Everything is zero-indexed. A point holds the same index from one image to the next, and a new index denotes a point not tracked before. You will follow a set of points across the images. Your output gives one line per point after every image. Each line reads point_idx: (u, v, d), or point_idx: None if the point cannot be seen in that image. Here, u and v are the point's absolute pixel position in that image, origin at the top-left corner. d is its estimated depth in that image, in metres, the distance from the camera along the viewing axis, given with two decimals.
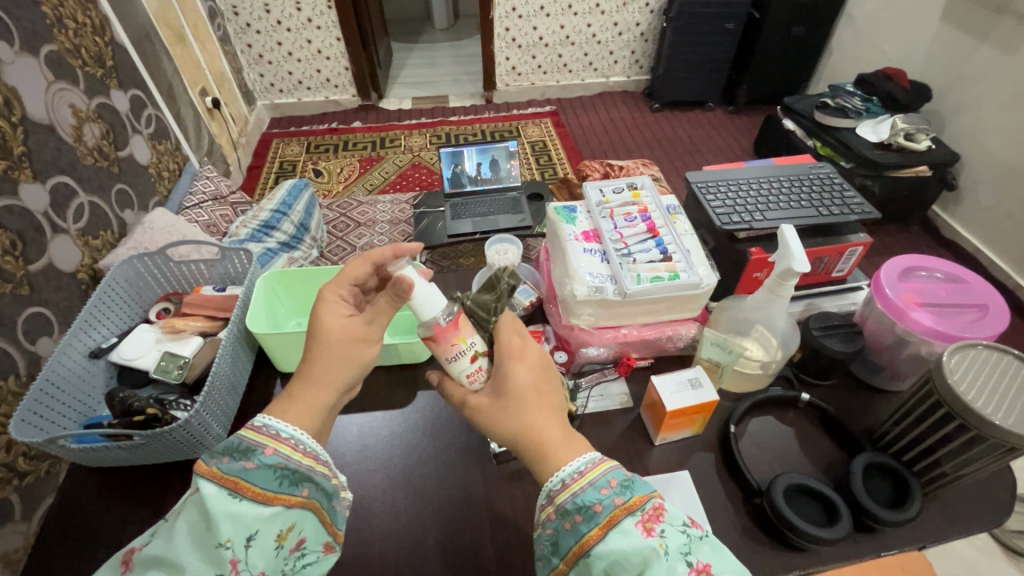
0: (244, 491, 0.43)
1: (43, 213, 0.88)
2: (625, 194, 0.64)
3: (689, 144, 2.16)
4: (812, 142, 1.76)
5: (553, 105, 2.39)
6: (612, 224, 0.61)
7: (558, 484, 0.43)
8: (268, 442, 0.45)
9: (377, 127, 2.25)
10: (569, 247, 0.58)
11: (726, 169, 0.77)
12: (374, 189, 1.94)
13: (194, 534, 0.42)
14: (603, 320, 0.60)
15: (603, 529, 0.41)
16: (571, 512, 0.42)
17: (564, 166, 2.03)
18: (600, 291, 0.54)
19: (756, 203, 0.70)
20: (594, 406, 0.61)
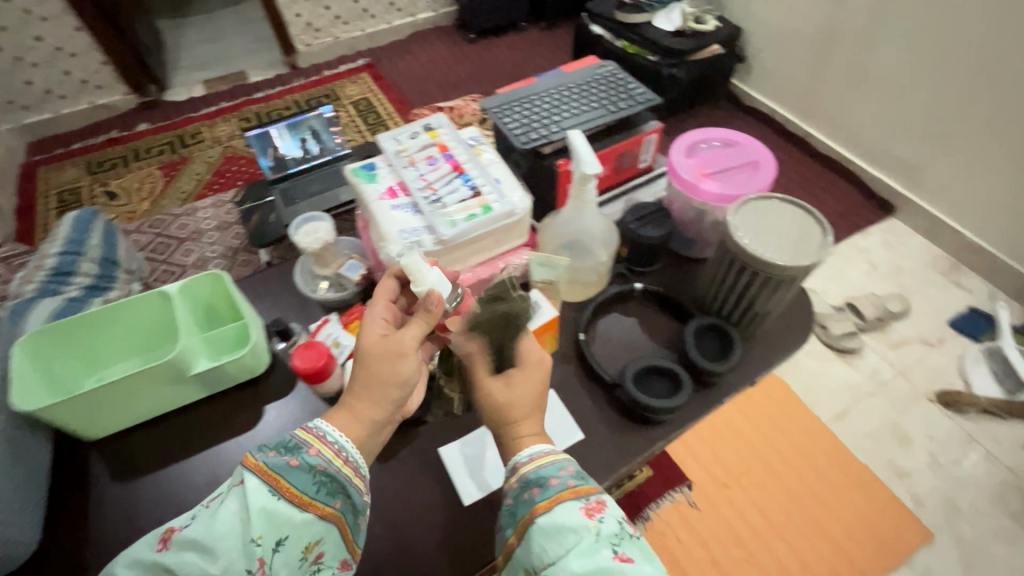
0: (285, 488, 0.51)
1: None
2: (422, 136, 0.64)
3: (512, 70, 2.15)
4: (620, 42, 1.82)
5: (366, 57, 2.22)
6: (416, 172, 0.61)
7: (527, 457, 0.52)
8: (314, 445, 0.54)
9: (169, 125, 1.93)
10: (375, 209, 0.59)
11: (520, 87, 0.76)
12: (188, 196, 1.69)
13: (231, 527, 0.48)
14: (433, 275, 0.60)
15: (551, 502, 0.49)
16: (531, 482, 0.50)
17: (395, 120, 1.92)
18: (419, 245, 0.56)
19: (551, 116, 0.72)
20: None
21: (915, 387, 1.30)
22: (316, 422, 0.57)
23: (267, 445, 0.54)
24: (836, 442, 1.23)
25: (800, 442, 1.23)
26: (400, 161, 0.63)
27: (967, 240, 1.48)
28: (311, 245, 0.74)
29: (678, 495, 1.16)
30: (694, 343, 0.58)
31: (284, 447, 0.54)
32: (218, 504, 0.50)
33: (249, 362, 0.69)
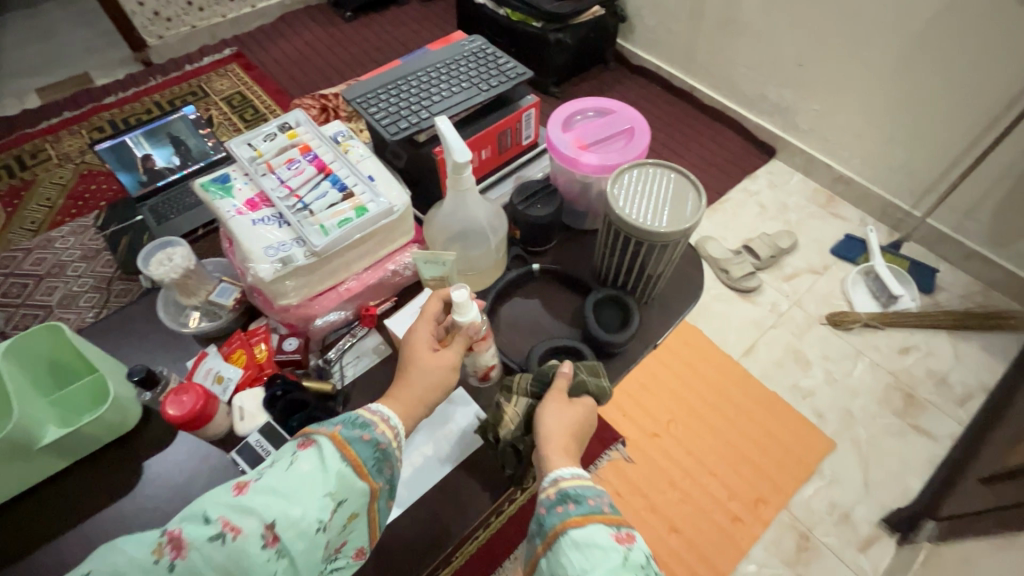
0: (352, 459, 0.52)
1: None
2: (279, 138, 0.67)
3: (398, 48, 2.04)
4: (503, 11, 1.76)
5: (233, 46, 2.01)
6: (277, 179, 0.64)
7: (566, 475, 0.52)
8: (379, 424, 0.56)
9: (3, 145, 1.66)
10: (236, 225, 0.60)
11: (382, 75, 0.73)
12: (41, 225, 1.47)
13: (308, 482, 0.49)
14: (312, 287, 0.64)
15: (583, 518, 0.48)
16: (567, 497, 0.50)
17: (276, 114, 1.77)
18: (291, 260, 0.59)
19: (418, 101, 0.69)
20: (353, 371, 0.68)
21: (809, 314, 1.42)
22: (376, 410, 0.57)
23: (338, 420, 0.55)
24: (748, 375, 1.33)
25: (718, 381, 1.32)
26: (257, 168, 0.65)
27: (839, 173, 1.62)
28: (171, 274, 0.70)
29: (614, 453, 1.22)
30: (594, 317, 0.63)
31: (354, 424, 0.55)
32: (293, 463, 0.50)
33: (115, 419, 0.64)
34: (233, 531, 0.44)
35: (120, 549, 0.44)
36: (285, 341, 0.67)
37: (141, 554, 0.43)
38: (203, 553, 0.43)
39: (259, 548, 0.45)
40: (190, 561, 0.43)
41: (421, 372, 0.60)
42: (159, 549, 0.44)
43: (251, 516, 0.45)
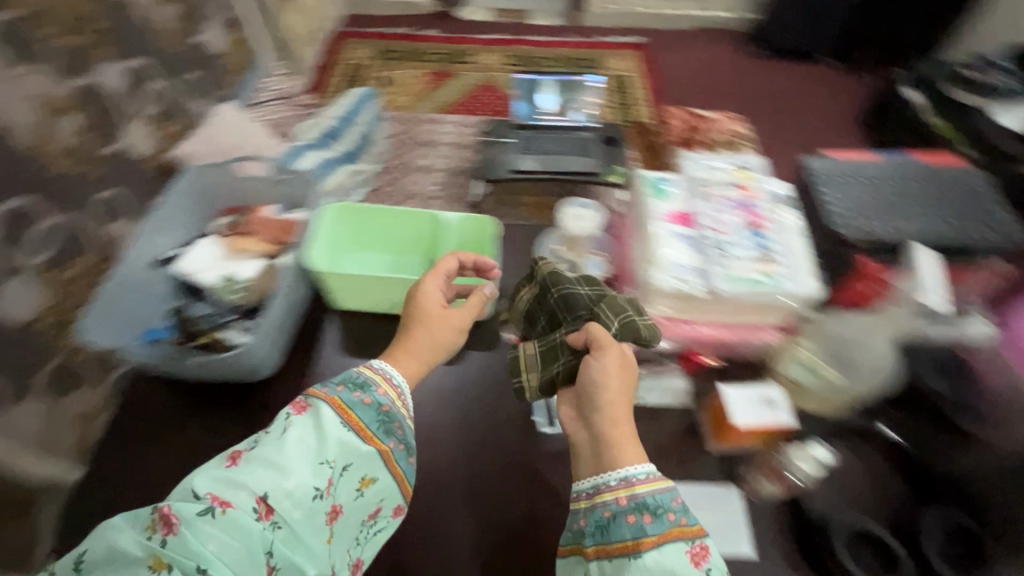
0: (352, 422, 0.74)
1: (120, 93, 1.06)
2: (732, 181, 0.97)
3: (789, 102, 1.93)
4: (935, 119, 1.51)
5: (644, 37, 2.16)
6: (707, 216, 0.91)
7: (640, 477, 0.70)
8: (381, 385, 0.77)
9: (452, 38, 2.11)
10: (663, 230, 0.89)
11: (857, 169, 1.10)
12: (441, 107, 1.85)
13: (303, 454, 0.71)
14: (685, 313, 0.89)
15: (659, 539, 0.66)
16: (645, 510, 0.68)
17: (645, 108, 1.86)
18: (687, 283, 0.84)
19: (881, 203, 1.04)
20: (650, 398, 0.89)
21: None
22: (383, 362, 0.81)
23: (337, 380, 0.77)
24: None
25: None
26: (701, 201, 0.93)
27: None
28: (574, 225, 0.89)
29: None
30: (932, 538, 0.75)
31: (302, 399, 0.76)
32: (286, 432, 0.72)
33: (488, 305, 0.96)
34: (223, 504, 0.65)
35: (115, 526, 0.65)
36: (619, 336, 0.91)
37: (138, 536, 0.63)
38: (192, 529, 0.63)
39: (254, 518, 0.65)
40: (224, 512, 0.65)
41: (432, 326, 0.82)
42: (151, 526, 0.64)
43: (238, 494, 0.66)
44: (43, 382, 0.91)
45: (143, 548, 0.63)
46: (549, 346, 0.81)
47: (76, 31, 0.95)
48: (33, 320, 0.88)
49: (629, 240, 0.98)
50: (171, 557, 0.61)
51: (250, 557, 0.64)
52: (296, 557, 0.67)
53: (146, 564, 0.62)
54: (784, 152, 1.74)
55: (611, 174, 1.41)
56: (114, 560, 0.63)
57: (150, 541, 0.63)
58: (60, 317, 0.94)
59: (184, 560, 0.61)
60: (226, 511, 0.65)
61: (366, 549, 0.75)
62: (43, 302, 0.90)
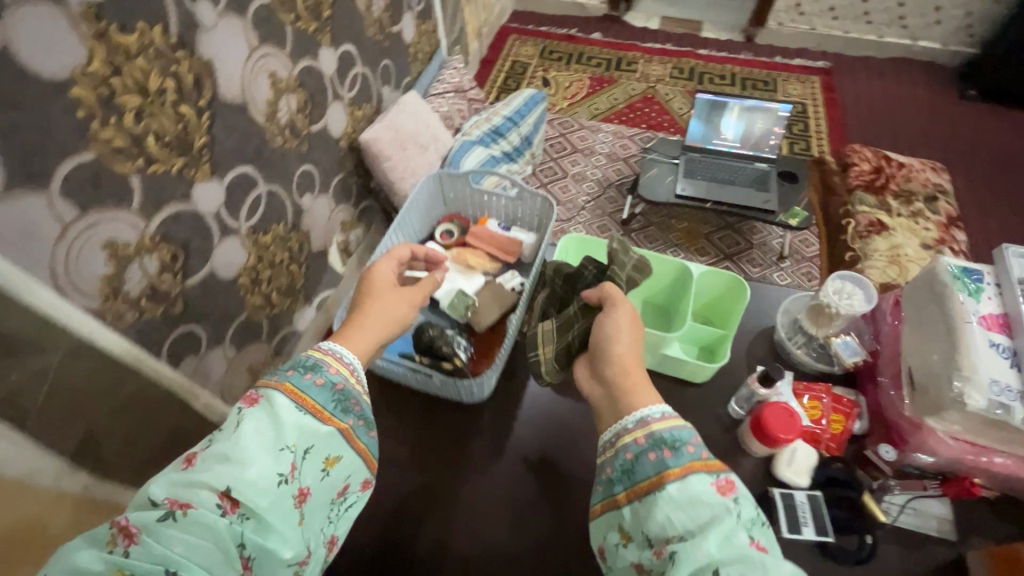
0: (308, 405, 0.52)
1: (330, 76, 1.12)
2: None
3: (1001, 155, 1.66)
4: None
5: (828, 61, 1.96)
6: None
7: (652, 417, 0.51)
8: (330, 364, 0.55)
9: (617, 44, 2.05)
10: (970, 337, 0.50)
11: None
12: (599, 115, 1.80)
13: (260, 435, 0.49)
14: (984, 435, 0.49)
15: (685, 471, 0.46)
16: (662, 443, 0.49)
17: (822, 142, 1.69)
18: (1005, 409, 0.46)
19: None
20: (906, 521, 0.50)
21: None
22: (332, 343, 0.58)
23: (285, 365, 0.54)
24: None
25: None
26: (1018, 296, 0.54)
27: None
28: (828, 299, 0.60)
29: None
30: None
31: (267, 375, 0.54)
32: (243, 421, 0.49)
33: None
34: (185, 506, 0.43)
35: (65, 549, 0.41)
36: (885, 449, 0.51)
37: (89, 558, 0.40)
38: (157, 535, 0.41)
39: (218, 516, 0.44)
40: (162, 538, 0.41)
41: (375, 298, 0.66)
42: (111, 539, 0.42)
43: (195, 490, 0.44)
44: (231, 335, 0.99)
45: (98, 565, 0.40)
46: (565, 319, 0.64)
47: (309, 17, 1.01)
48: (234, 278, 0.97)
49: (894, 323, 0.58)
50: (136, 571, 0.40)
51: (217, 559, 0.43)
52: (274, 540, 0.46)
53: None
54: (988, 214, 1.51)
55: (786, 214, 1.30)
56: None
57: (111, 560, 0.40)
58: (253, 278, 1.02)
59: (146, 565, 0.40)
60: (162, 530, 0.42)
61: (340, 527, 0.53)
62: (244, 263, 0.98)
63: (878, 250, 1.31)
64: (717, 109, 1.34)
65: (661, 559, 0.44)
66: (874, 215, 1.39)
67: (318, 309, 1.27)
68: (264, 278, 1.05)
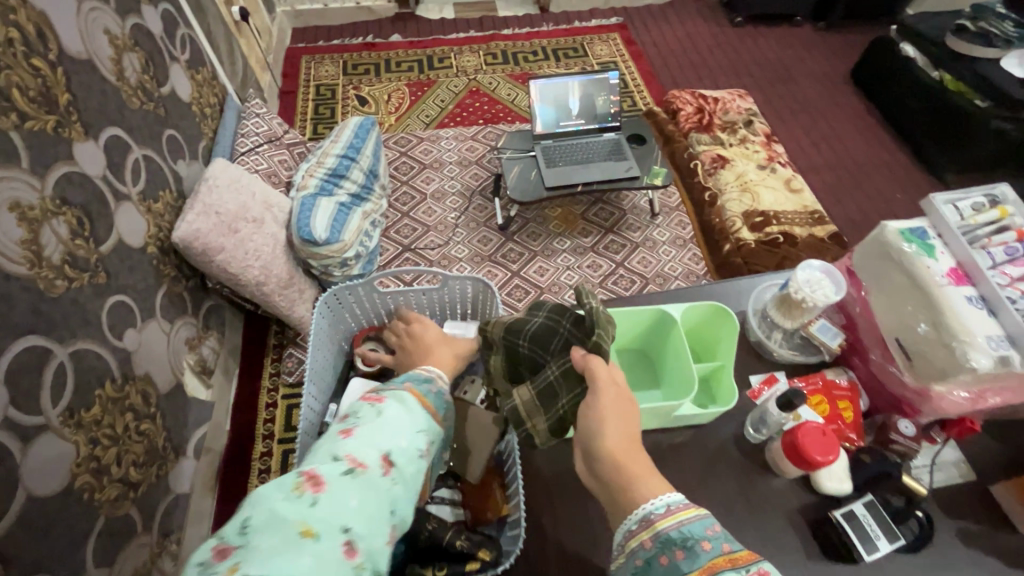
0: (431, 408, 0.52)
1: (102, 176, 0.85)
2: (984, 220, 0.52)
3: (778, 69, 1.91)
4: (938, 74, 1.56)
5: (619, 16, 2.07)
6: (988, 257, 0.50)
7: (660, 509, 0.43)
8: (436, 381, 0.57)
9: (421, 42, 1.93)
10: (948, 294, 0.48)
11: None
12: (432, 122, 1.69)
13: (405, 419, 0.49)
14: (984, 383, 0.47)
15: (707, 572, 0.39)
16: (673, 543, 0.41)
17: (643, 94, 1.78)
18: (1009, 361, 0.45)
19: None
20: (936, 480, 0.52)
21: None
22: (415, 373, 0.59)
23: (399, 380, 0.55)
24: None
25: None
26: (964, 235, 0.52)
27: None
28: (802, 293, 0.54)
29: None
30: None
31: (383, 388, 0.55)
32: (382, 409, 0.48)
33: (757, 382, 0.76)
34: (359, 465, 0.43)
35: (256, 493, 0.40)
36: (903, 423, 0.51)
37: (280, 502, 0.38)
38: (341, 487, 0.41)
39: (381, 479, 0.43)
40: (338, 491, 0.40)
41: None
42: (294, 486, 0.40)
43: (370, 449, 0.44)
44: (91, 555, 0.73)
45: (292, 510, 0.38)
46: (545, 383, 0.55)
47: (41, 111, 0.74)
48: (67, 485, 0.71)
49: (861, 294, 0.56)
50: (320, 522, 0.38)
51: (378, 521, 0.41)
52: (406, 511, 0.45)
53: (295, 534, 0.37)
54: (788, 123, 1.73)
55: (648, 175, 1.34)
56: (272, 525, 0.37)
57: (300, 505, 0.39)
58: (95, 470, 0.76)
59: (329, 518, 0.39)
60: (341, 481, 0.41)
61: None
62: (74, 459, 0.72)
63: (729, 181, 1.45)
64: (561, 92, 1.34)
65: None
66: (715, 151, 1.51)
67: (196, 453, 1.02)
68: (111, 461, 0.79)
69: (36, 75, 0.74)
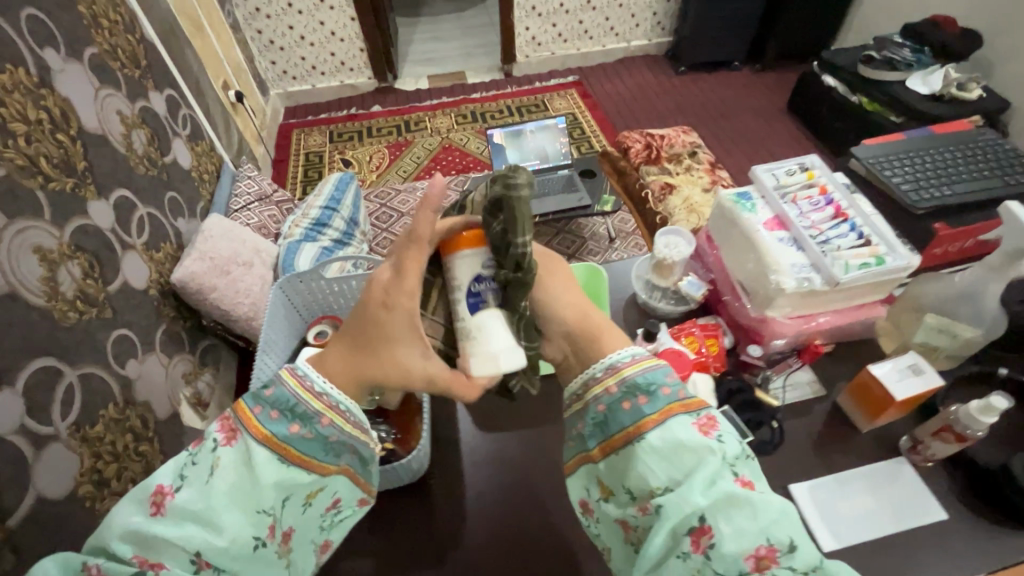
0: (297, 457, 0.51)
1: (111, 228, 1.00)
2: (800, 175, 0.58)
3: (722, 107, 2.11)
4: (856, 97, 1.74)
5: (575, 75, 2.31)
6: (797, 209, 0.56)
7: (624, 367, 0.51)
8: (324, 412, 0.52)
9: (399, 110, 2.16)
10: (760, 238, 0.54)
11: (887, 143, 0.97)
12: (409, 176, 1.87)
13: (235, 495, 0.47)
14: (801, 308, 0.54)
15: (662, 415, 0.47)
16: (635, 392, 0.49)
17: (599, 138, 1.98)
18: (810, 283, 0.51)
19: (930, 178, 0.92)
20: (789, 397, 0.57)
21: None
22: (310, 367, 0.55)
23: (273, 398, 0.51)
24: None
25: None
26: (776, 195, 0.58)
27: None
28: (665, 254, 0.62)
29: None
30: None
31: (263, 386, 0.52)
32: (213, 474, 0.48)
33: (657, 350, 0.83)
34: (153, 566, 0.45)
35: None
36: (751, 345, 0.57)
37: None
38: None
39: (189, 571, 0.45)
40: (169, 568, 0.44)
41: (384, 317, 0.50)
42: None
43: (165, 548, 0.45)
44: None
45: None
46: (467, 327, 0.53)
47: (62, 174, 0.90)
48: (71, 491, 0.80)
49: (715, 250, 0.63)
50: None
51: None
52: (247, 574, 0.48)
53: None
54: (732, 152, 1.91)
55: (599, 203, 1.49)
56: None
57: None
58: (96, 480, 0.84)
59: None
60: (172, 556, 0.45)
61: (335, 534, 0.57)
62: (79, 468, 0.81)
63: (676, 206, 1.58)
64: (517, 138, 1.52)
65: (647, 511, 0.46)
66: (662, 180, 1.66)
67: None
68: (112, 474, 0.88)
69: (59, 146, 0.90)
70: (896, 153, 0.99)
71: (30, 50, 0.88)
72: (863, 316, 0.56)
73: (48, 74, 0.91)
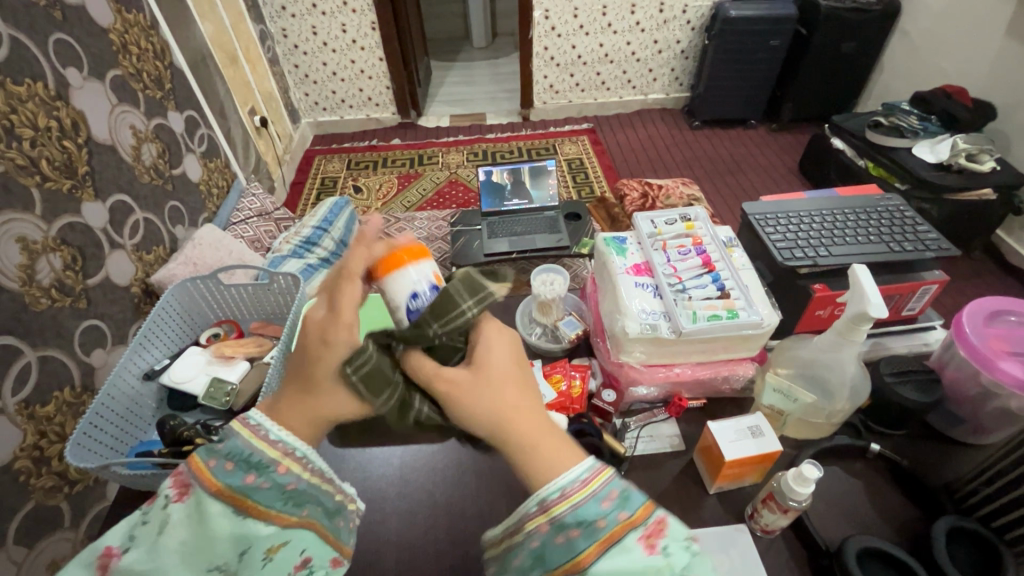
0: (249, 507, 0.42)
1: (102, 228, 1.07)
2: (678, 225, 0.67)
3: (730, 163, 2.11)
4: (863, 162, 1.69)
5: (590, 123, 2.37)
6: (664, 257, 0.63)
7: (556, 495, 0.38)
8: (281, 459, 0.43)
9: (416, 145, 2.28)
10: (619, 281, 0.61)
11: (786, 201, 0.77)
12: (412, 206, 1.95)
13: (180, 558, 0.41)
14: (655, 357, 0.60)
15: (601, 548, 0.37)
16: (567, 525, 0.37)
17: (601, 184, 2.01)
18: (654, 328, 0.56)
19: (820, 237, 0.70)
20: (643, 448, 0.58)
21: None
22: (267, 416, 0.46)
23: (223, 450, 0.44)
24: None
25: None
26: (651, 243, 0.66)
27: None
28: (544, 294, 0.69)
29: None
30: None
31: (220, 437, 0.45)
32: (161, 534, 0.42)
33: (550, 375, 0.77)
34: None
35: None
36: (605, 390, 0.61)
37: None
38: None
39: None
40: None
41: (327, 356, 0.43)
42: None
43: None
44: (13, 533, 0.81)
45: None
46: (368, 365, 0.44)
47: (61, 176, 0.99)
48: (6, 463, 0.81)
49: (595, 293, 0.70)
50: None
51: None
52: None
53: None
54: (735, 207, 1.87)
55: (579, 246, 1.50)
56: None
57: None
58: (36, 458, 0.86)
59: None
60: None
61: None
62: (18, 442, 0.83)
63: None
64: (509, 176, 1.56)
65: None
66: None
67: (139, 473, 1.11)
68: (54, 454, 0.89)
69: (63, 151, 1.00)
70: (796, 208, 0.77)
71: (51, 68, 1.00)
72: (717, 371, 0.60)
73: (66, 89, 1.03)
